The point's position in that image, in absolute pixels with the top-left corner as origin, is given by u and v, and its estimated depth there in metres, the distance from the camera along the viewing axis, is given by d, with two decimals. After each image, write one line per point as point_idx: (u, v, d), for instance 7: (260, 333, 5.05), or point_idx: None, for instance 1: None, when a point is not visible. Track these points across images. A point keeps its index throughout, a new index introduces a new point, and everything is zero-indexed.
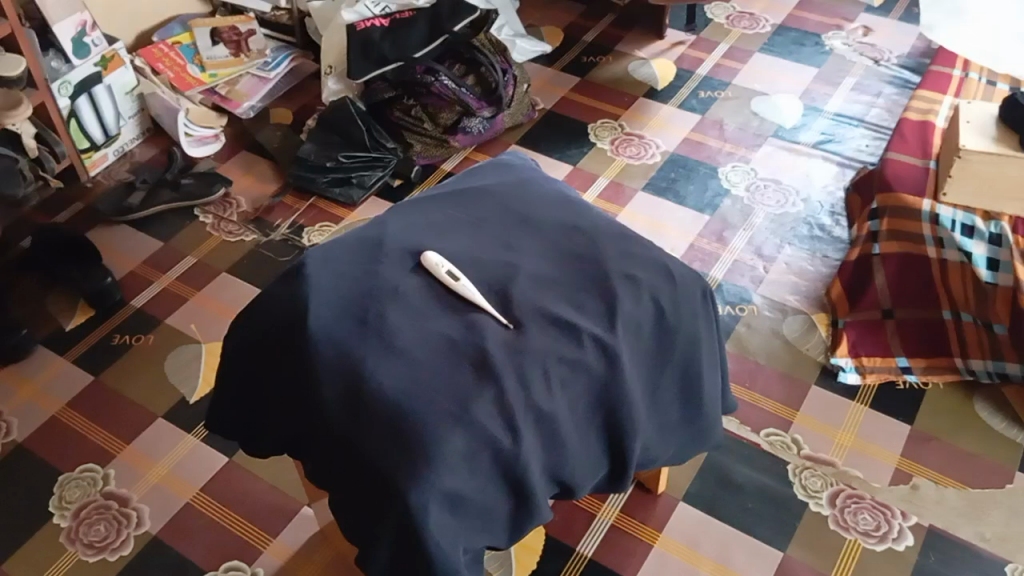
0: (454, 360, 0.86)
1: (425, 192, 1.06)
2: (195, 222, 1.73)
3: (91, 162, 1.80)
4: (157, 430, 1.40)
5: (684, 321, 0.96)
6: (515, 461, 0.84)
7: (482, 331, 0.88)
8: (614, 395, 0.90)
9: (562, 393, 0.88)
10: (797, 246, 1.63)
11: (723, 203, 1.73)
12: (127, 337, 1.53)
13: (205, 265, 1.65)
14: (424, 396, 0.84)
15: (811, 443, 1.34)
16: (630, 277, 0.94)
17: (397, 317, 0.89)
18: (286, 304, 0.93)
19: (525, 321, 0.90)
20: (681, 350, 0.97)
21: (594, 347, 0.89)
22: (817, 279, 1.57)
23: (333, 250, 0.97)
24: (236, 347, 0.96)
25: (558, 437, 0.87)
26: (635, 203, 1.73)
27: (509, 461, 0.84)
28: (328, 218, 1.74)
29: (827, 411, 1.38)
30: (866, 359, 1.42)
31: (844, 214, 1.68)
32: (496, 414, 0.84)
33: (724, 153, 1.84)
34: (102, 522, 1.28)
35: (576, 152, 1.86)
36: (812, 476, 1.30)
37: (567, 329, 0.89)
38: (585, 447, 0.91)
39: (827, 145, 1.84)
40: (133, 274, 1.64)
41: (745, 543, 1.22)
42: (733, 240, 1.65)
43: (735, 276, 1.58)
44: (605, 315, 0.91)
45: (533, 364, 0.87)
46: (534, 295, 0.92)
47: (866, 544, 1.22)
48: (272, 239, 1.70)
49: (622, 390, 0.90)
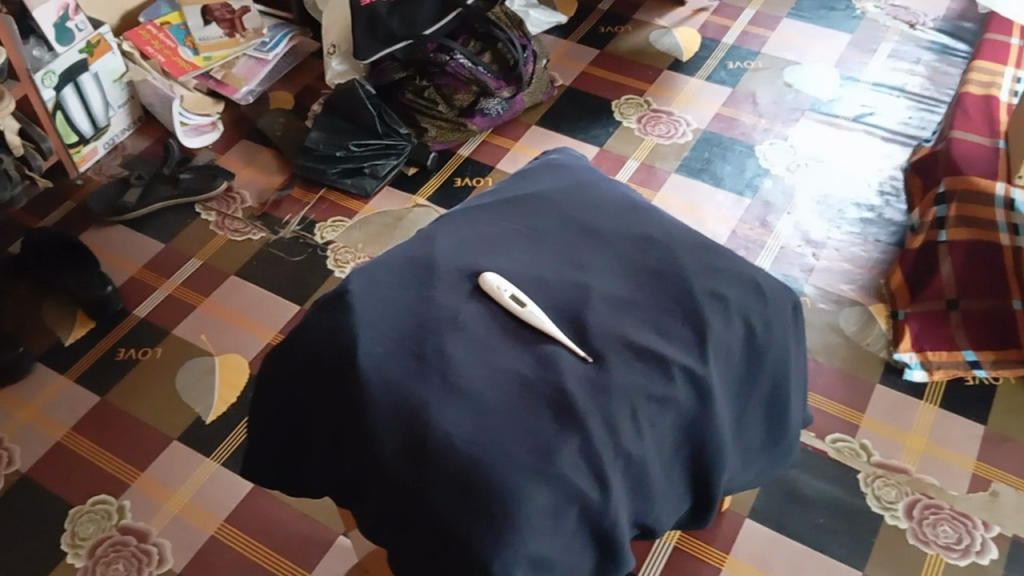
0: (529, 402, 0.76)
1: (474, 201, 0.94)
2: (198, 220, 1.61)
3: (81, 156, 1.67)
4: (172, 455, 1.29)
5: (775, 340, 0.86)
6: (604, 516, 0.73)
7: (559, 365, 0.77)
8: (705, 430, 0.80)
9: (652, 434, 0.77)
10: (846, 230, 1.53)
11: (763, 184, 1.62)
12: (132, 351, 1.42)
13: (213, 267, 1.53)
14: (499, 445, 0.73)
15: (881, 449, 1.25)
16: (718, 295, 0.83)
17: (460, 353, 0.78)
18: (329, 338, 0.82)
19: (606, 352, 0.79)
20: (771, 371, 0.87)
21: (685, 380, 0.79)
22: (872, 265, 1.47)
23: (378, 273, 0.86)
24: (272, 385, 0.85)
25: (648, 482, 0.77)
26: (669, 186, 1.62)
27: (598, 516, 0.73)
28: (341, 212, 1.61)
29: (895, 412, 1.29)
30: (932, 353, 1.32)
31: (895, 193, 1.58)
32: (583, 464, 0.73)
33: (760, 128, 1.73)
34: (121, 560, 1.17)
35: (602, 132, 1.74)
36: (885, 485, 1.21)
37: (654, 361, 0.78)
38: (670, 487, 0.81)
39: (868, 118, 1.73)
40: (134, 279, 1.51)
41: (820, 562, 1.13)
42: (777, 224, 1.55)
43: (784, 264, 1.48)
44: (694, 342, 0.80)
45: (620, 404, 0.76)
46: (612, 319, 0.81)
47: (949, 559, 1.13)
48: (282, 237, 1.57)
49: (713, 425, 0.80)
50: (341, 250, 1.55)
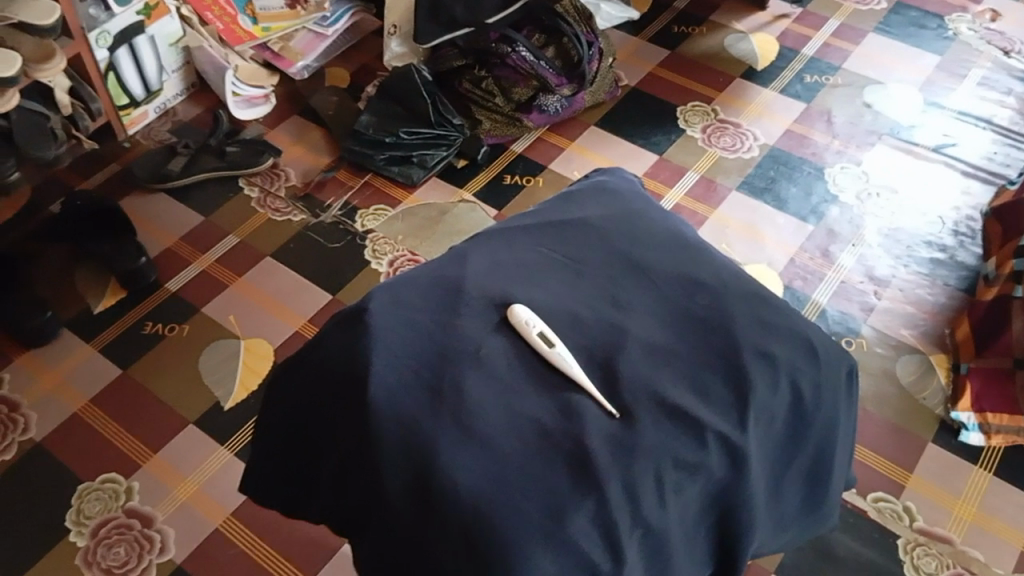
0: (546, 455, 0.70)
1: (514, 220, 0.88)
2: (239, 194, 1.58)
3: (130, 119, 1.64)
4: (188, 439, 1.26)
5: (825, 406, 0.79)
6: None
7: (583, 419, 0.71)
8: (735, 501, 0.74)
9: (676, 503, 0.71)
10: (914, 269, 1.44)
11: (830, 211, 1.53)
12: (159, 326, 1.39)
13: (249, 246, 1.50)
14: (510, 502, 0.68)
15: (925, 514, 1.17)
16: (766, 354, 0.76)
17: (477, 393, 0.73)
18: (344, 360, 0.77)
19: (635, 408, 0.72)
20: (816, 438, 0.80)
21: (719, 448, 0.72)
22: (937, 311, 1.38)
23: (401, 292, 0.81)
24: (281, 401, 0.81)
25: (666, 554, 0.71)
26: (729, 205, 1.54)
27: None
28: (384, 200, 1.56)
29: (945, 475, 1.20)
30: (991, 416, 1.23)
31: (971, 235, 1.48)
32: (595, 532, 0.67)
33: (832, 150, 1.63)
34: (123, 545, 1.16)
35: (663, 138, 1.66)
36: (925, 554, 1.13)
37: (687, 423, 0.72)
38: (691, 557, 0.75)
39: (949, 149, 1.62)
40: (169, 252, 1.49)
41: None
42: (841, 256, 1.46)
43: (842, 300, 1.40)
44: (734, 407, 0.73)
45: (644, 468, 0.70)
46: (646, 370, 0.74)
47: None
48: (322, 221, 1.53)
49: (746, 497, 0.73)
50: (380, 241, 1.50)
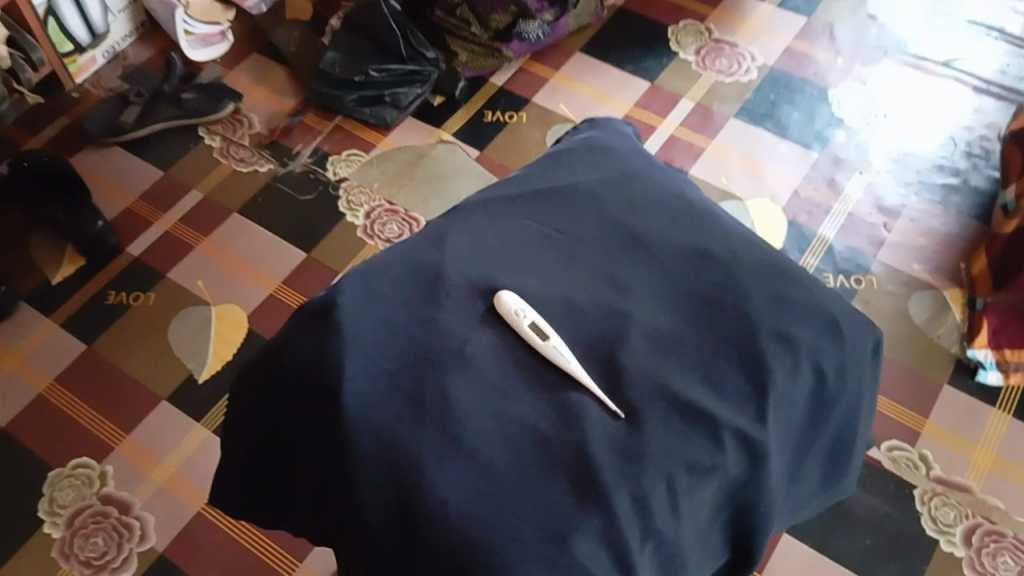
0: (544, 466, 0.62)
1: (497, 189, 0.79)
2: (200, 144, 1.46)
3: (77, 67, 1.51)
4: (162, 418, 1.19)
5: (849, 385, 0.71)
6: None
7: (585, 422, 0.64)
8: None
9: (690, 510, 0.64)
10: (925, 197, 1.35)
11: (835, 136, 1.43)
12: (122, 295, 1.30)
13: (213, 202, 1.39)
14: (505, 523, 0.60)
15: (943, 462, 1.10)
16: (785, 335, 0.68)
17: (465, 398, 0.65)
18: (314, 363, 0.68)
19: (643, 407, 0.65)
20: (838, 418, 0.73)
21: (737, 447, 0.65)
22: (950, 242, 1.30)
23: (376, 281, 0.72)
24: (247, 406, 0.73)
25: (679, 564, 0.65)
26: (727, 134, 1.44)
27: None
28: (357, 144, 1.45)
29: (964, 420, 1.14)
30: (1010, 353, 1.16)
31: (984, 157, 1.39)
32: (600, 549, 0.60)
33: (836, 69, 1.52)
34: (100, 534, 1.09)
35: (654, 63, 1.54)
36: (943, 505, 1.07)
37: (701, 422, 0.64)
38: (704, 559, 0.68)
39: (959, 63, 1.51)
40: (128, 212, 1.38)
41: None
42: (847, 185, 1.37)
43: (850, 234, 1.31)
44: (752, 399, 0.66)
45: (654, 476, 0.63)
46: (651, 361, 0.66)
47: None
48: (291, 170, 1.43)
49: None
50: (354, 190, 1.40)
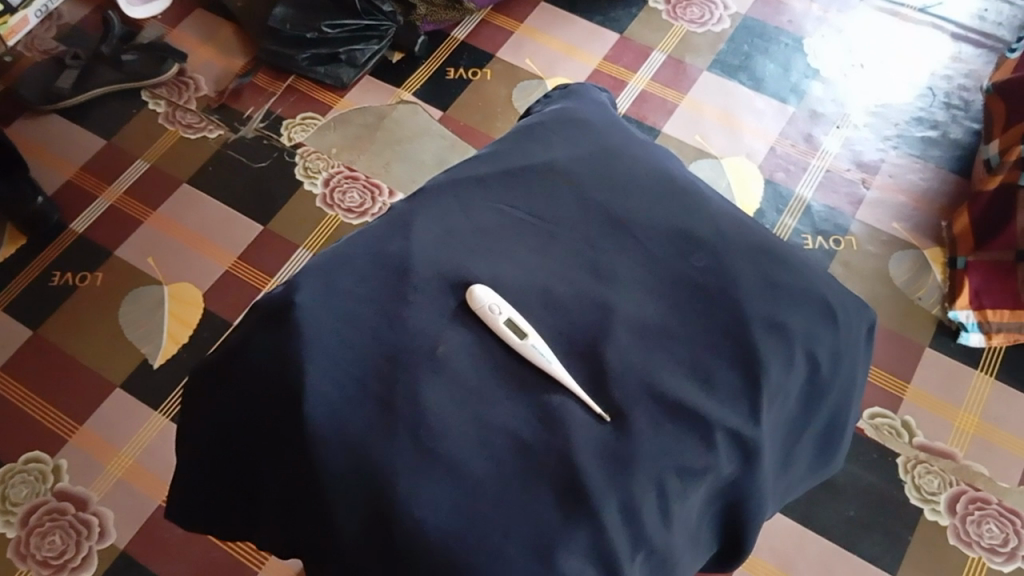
0: (527, 478, 0.58)
1: (465, 170, 0.73)
2: (144, 110, 1.37)
3: (8, 30, 1.35)
4: (116, 405, 1.12)
5: (843, 370, 0.67)
6: None
7: (569, 427, 0.59)
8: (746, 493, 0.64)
9: (681, 515, 0.60)
10: (903, 151, 1.31)
11: (811, 88, 1.37)
12: (68, 276, 1.22)
13: (162, 173, 1.31)
14: (487, 542, 0.56)
15: (926, 428, 1.08)
16: (779, 324, 0.64)
17: (440, 405, 0.60)
18: (273, 370, 0.63)
19: (631, 409, 0.60)
20: (831, 404, 0.69)
21: (730, 446, 0.61)
22: (929, 197, 1.26)
23: (337, 276, 0.66)
24: (200, 416, 0.67)
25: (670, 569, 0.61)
26: (700, 88, 1.38)
27: None
28: (312, 106, 1.37)
29: (946, 384, 1.12)
30: (991, 313, 1.13)
31: (963, 107, 1.34)
32: (590, 566, 0.56)
33: (812, 17, 1.46)
34: (57, 532, 1.04)
35: (623, 14, 1.47)
36: (927, 473, 1.05)
37: (692, 422, 0.60)
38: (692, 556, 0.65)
39: (937, 8, 1.45)
40: (70, 185, 1.30)
41: (846, 562, 1.00)
42: (824, 141, 1.32)
43: (827, 192, 1.27)
44: (745, 394, 0.62)
45: (644, 483, 0.59)
46: (638, 358, 0.62)
47: (991, 563, 0.99)
48: (242, 136, 1.34)
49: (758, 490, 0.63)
50: (311, 156, 1.32)
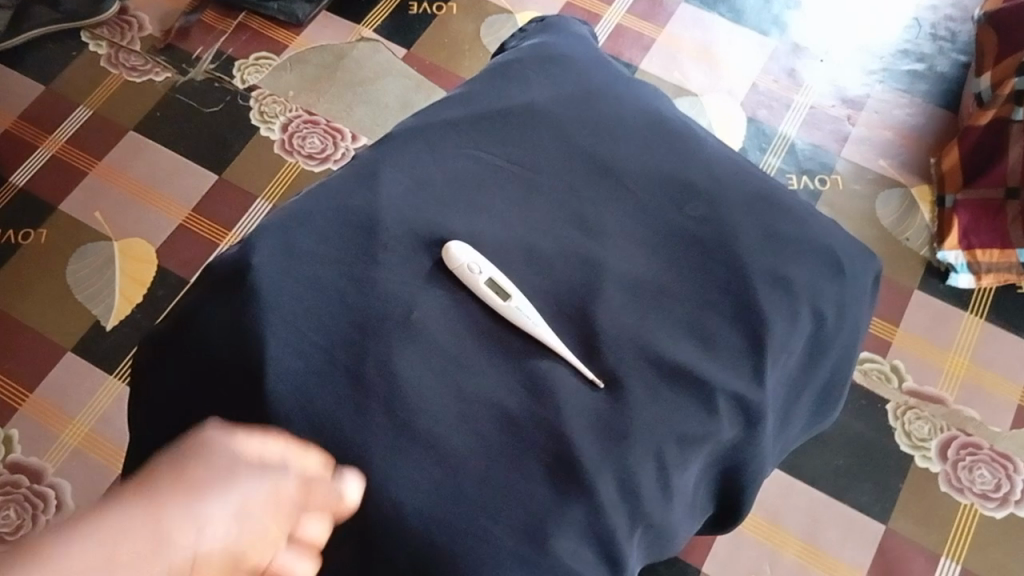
0: (514, 454, 0.53)
1: (435, 113, 0.66)
2: (84, 52, 1.27)
3: None
4: (67, 371, 1.03)
5: (849, 325, 0.63)
6: None
7: (558, 396, 0.54)
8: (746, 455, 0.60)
9: (680, 486, 0.56)
10: (889, 85, 1.26)
11: (793, 20, 1.31)
12: (9, 234, 1.13)
13: (107, 120, 1.21)
14: (473, 524, 0.51)
15: (915, 373, 1.05)
16: (781, 278, 0.59)
17: (416, 377, 0.55)
18: (229, 341, 0.57)
19: (625, 374, 0.56)
20: (834, 359, 0.65)
21: (732, 410, 0.56)
22: (916, 134, 1.21)
23: (297, 234, 0.60)
24: (146, 396, 0.61)
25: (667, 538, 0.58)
26: (678, 22, 1.31)
27: None
28: (266, 46, 1.28)
29: (935, 327, 1.08)
30: (980, 253, 1.10)
31: (951, 38, 1.29)
32: (586, 547, 0.52)
33: None
34: (11, 507, 0.96)
35: None
36: (917, 419, 1.02)
37: (691, 386, 0.56)
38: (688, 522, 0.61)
39: None
40: (8, 135, 1.20)
41: (836, 513, 0.97)
42: (807, 76, 1.26)
43: (812, 129, 1.22)
44: (748, 355, 0.57)
45: (640, 453, 0.54)
46: (631, 319, 0.57)
47: (984, 509, 0.97)
48: (192, 79, 1.25)
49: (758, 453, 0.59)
50: (266, 99, 1.23)
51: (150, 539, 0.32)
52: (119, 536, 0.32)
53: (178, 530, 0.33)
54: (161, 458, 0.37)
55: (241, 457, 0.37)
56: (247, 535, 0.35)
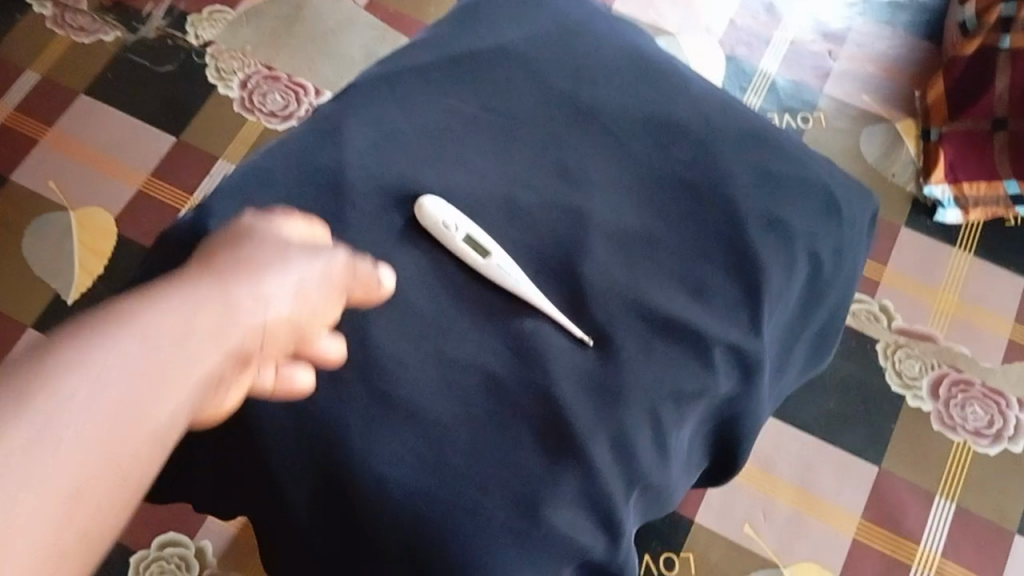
0: (502, 420, 0.50)
1: (401, 59, 0.62)
2: (29, 14, 1.15)
3: None
4: None
5: (846, 267, 0.60)
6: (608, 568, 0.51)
7: (546, 357, 0.51)
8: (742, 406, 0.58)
9: (677, 444, 0.53)
10: (869, 18, 1.22)
11: None
12: None
13: (57, 85, 1.10)
14: (462, 496, 0.48)
15: (905, 312, 1.01)
16: (776, 220, 0.56)
17: (395, 342, 0.52)
18: None
19: (617, 330, 0.52)
20: (830, 304, 0.62)
21: (728, 362, 0.53)
22: (898, 67, 1.18)
23: (257, 196, 0.56)
24: None
25: (664, 497, 0.55)
26: None
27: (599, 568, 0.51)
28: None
29: (923, 264, 1.05)
30: (967, 186, 1.06)
31: None
32: (582, 513, 0.49)
33: None
34: None
35: None
36: (908, 357, 0.98)
37: (686, 340, 0.53)
38: (683, 476, 0.59)
39: None
40: None
41: (829, 456, 0.93)
42: (787, 11, 1.22)
43: (793, 66, 1.18)
44: (744, 304, 0.54)
45: (636, 413, 0.51)
46: (621, 272, 0.54)
47: (977, 447, 0.94)
48: (143, 37, 1.14)
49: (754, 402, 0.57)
50: (224, 54, 1.13)
51: (229, 303, 0.36)
52: (198, 295, 0.36)
53: (250, 299, 0.37)
54: (220, 247, 0.41)
55: (290, 244, 0.42)
56: (303, 308, 0.40)
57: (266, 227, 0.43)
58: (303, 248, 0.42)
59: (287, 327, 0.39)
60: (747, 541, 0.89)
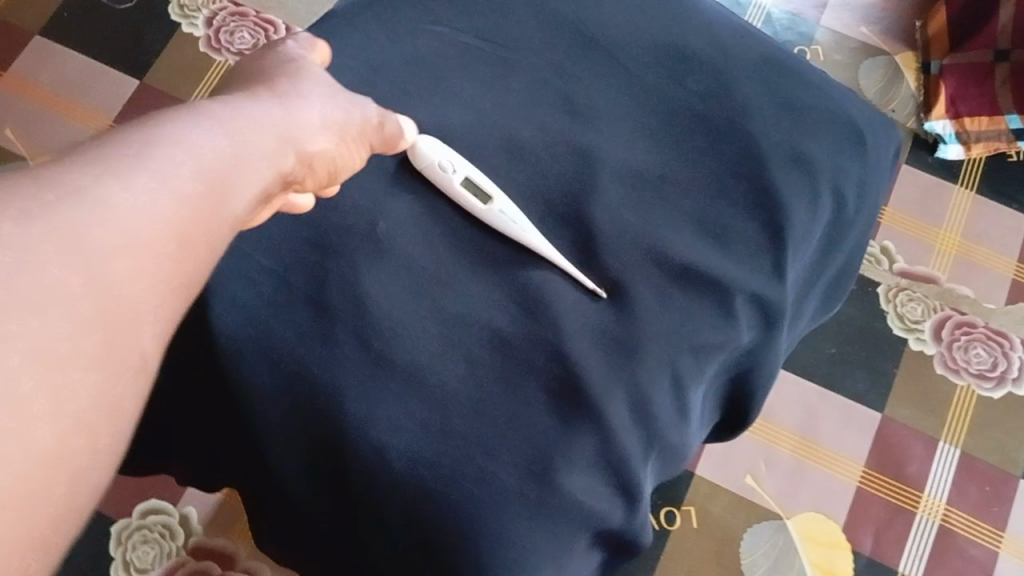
0: (510, 379, 0.46)
1: None
2: None
3: None
4: None
5: (868, 208, 0.56)
6: (624, 534, 0.47)
7: (557, 311, 0.47)
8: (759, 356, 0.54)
9: (695, 402, 0.49)
10: None
11: None
12: None
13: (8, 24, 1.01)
14: (468, 463, 0.44)
15: (906, 253, 0.94)
16: (801, 156, 0.52)
17: (389, 296, 0.47)
18: None
19: (632, 280, 0.48)
20: (848, 247, 0.58)
21: (750, 311, 0.50)
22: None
23: None
24: None
25: (679, 455, 0.51)
26: None
27: (615, 534, 0.47)
28: None
29: (924, 202, 0.97)
30: (969, 121, 0.98)
31: None
32: (598, 477, 0.46)
33: None
34: None
35: None
36: (909, 300, 0.92)
37: (707, 289, 0.49)
38: (697, 433, 0.55)
39: None
40: None
41: (831, 404, 0.87)
42: None
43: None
44: (768, 248, 0.50)
45: (654, 369, 0.47)
46: (635, 217, 0.50)
47: (981, 390, 0.88)
48: None
49: (773, 352, 0.53)
50: None
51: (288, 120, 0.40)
52: (266, 106, 0.39)
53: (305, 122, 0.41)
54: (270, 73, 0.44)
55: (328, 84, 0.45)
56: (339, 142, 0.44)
57: (306, 67, 0.45)
58: (340, 92, 0.45)
59: (327, 166, 0.42)
60: (748, 491, 0.83)
